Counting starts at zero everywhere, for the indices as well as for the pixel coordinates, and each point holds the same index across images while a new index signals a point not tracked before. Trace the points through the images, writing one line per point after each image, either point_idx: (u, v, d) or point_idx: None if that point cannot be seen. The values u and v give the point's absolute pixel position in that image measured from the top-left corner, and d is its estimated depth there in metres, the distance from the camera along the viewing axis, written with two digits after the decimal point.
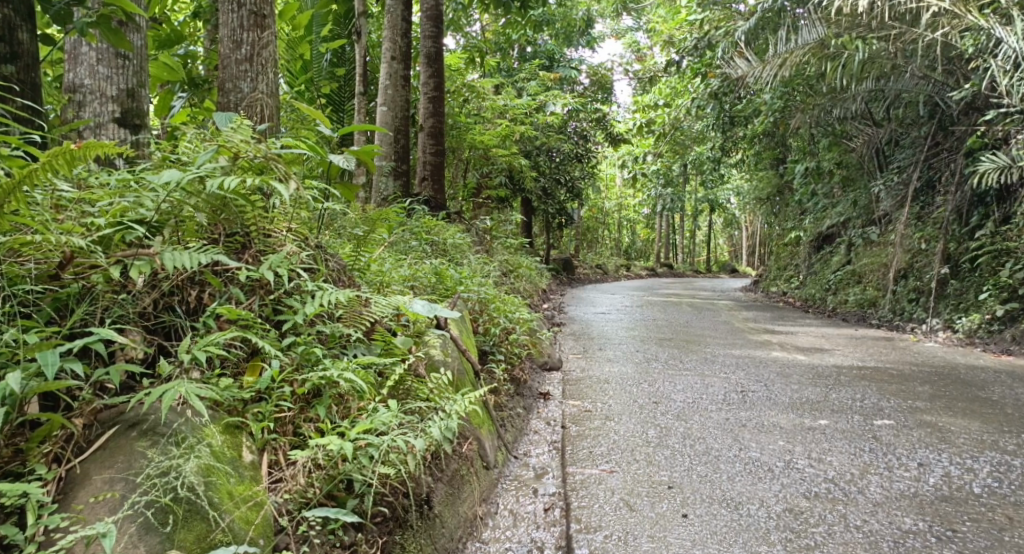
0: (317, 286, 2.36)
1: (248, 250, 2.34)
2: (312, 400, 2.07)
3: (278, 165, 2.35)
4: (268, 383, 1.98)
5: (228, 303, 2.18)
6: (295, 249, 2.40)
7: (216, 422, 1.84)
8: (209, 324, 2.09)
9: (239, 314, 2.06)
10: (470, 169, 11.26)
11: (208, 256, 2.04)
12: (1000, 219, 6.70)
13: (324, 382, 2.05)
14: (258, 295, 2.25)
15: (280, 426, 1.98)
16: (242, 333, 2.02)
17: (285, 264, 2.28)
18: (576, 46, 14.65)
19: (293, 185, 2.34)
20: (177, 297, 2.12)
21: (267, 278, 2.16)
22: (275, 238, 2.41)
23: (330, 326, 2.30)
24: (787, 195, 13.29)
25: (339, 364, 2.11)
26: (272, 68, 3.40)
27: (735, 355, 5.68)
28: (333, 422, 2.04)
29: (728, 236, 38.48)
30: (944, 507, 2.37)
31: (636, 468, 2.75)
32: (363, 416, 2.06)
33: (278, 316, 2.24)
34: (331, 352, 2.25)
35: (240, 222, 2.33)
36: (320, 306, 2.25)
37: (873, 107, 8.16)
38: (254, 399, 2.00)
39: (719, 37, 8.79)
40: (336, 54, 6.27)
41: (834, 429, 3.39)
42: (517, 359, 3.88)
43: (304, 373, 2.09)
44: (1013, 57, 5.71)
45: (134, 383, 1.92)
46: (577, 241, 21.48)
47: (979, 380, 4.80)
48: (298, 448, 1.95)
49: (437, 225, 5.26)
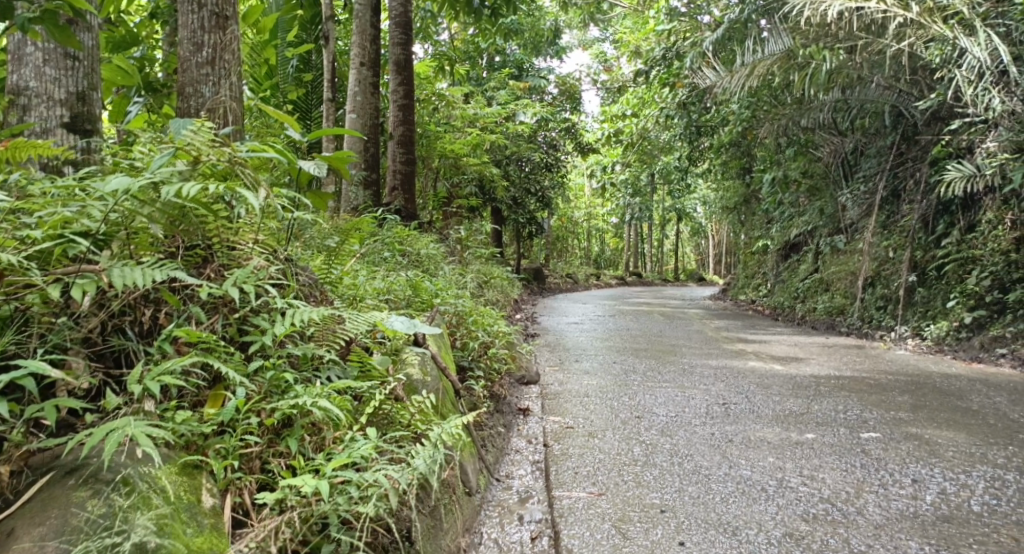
0: (287, 302, 2.19)
1: (210, 264, 2.17)
2: (282, 431, 1.89)
3: (247, 172, 2.20)
4: (232, 414, 1.80)
5: (187, 323, 2.01)
6: (263, 264, 2.22)
7: (171, 462, 1.66)
8: (165, 349, 1.89)
9: (199, 336, 1.88)
10: (440, 179, 11.09)
11: (163, 272, 1.86)
12: (965, 227, 6.76)
13: (296, 411, 1.88)
14: (220, 313, 2.08)
15: (246, 462, 1.80)
16: (202, 358, 1.84)
17: (252, 280, 2.11)
18: (544, 55, 14.59)
19: (262, 193, 2.19)
20: (129, 317, 1.93)
21: (232, 296, 1.99)
22: (241, 250, 2.23)
23: (301, 347, 2.13)
24: (755, 204, 13.39)
25: (311, 390, 1.94)
26: (237, 73, 3.21)
27: (712, 365, 5.60)
28: (306, 456, 1.87)
29: (695, 245, 38.86)
30: (947, 529, 2.32)
31: (625, 491, 2.61)
32: (339, 448, 1.89)
33: (243, 337, 2.06)
34: (302, 376, 2.08)
35: (201, 233, 2.15)
36: (290, 326, 2.07)
37: (839, 117, 8.22)
38: (216, 433, 1.81)
39: (686, 47, 8.81)
40: (303, 60, 6.06)
41: (822, 443, 3.31)
42: (496, 375, 3.73)
43: (273, 401, 1.92)
44: (976, 67, 5.77)
45: (75, 420, 1.73)
46: (546, 251, 21.40)
47: (954, 388, 4.79)
48: (266, 487, 1.78)
49: (410, 235, 5.08)
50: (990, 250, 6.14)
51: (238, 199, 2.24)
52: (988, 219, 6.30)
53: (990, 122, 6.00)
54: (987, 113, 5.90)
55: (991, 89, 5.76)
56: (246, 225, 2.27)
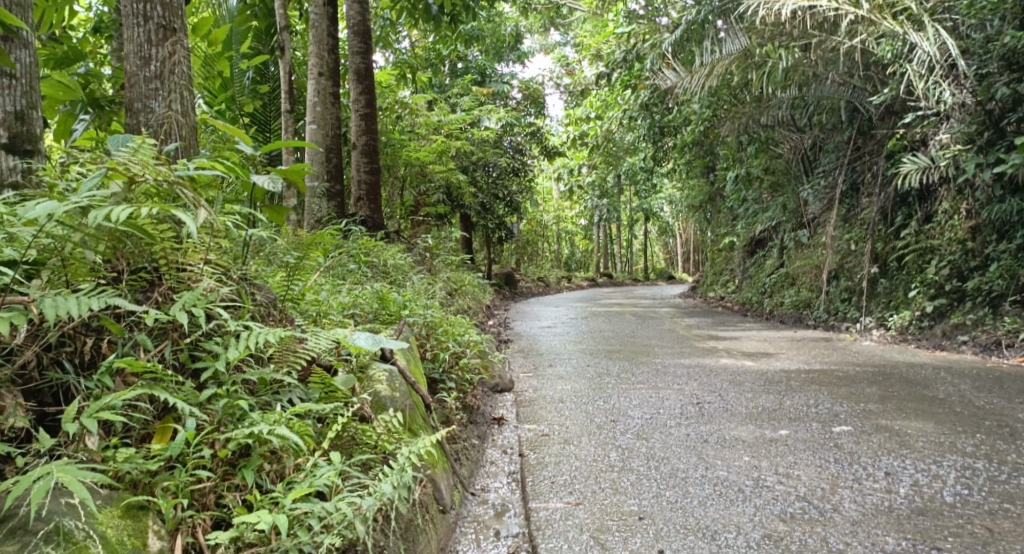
0: (241, 324, 2.12)
1: (157, 288, 2.08)
2: (238, 462, 1.81)
3: (186, 192, 2.12)
4: (181, 447, 1.72)
5: (133, 351, 1.92)
6: (213, 285, 2.13)
7: (113, 505, 1.56)
8: (105, 382, 1.81)
9: (144, 366, 1.80)
10: (406, 188, 11.00)
11: (100, 301, 1.77)
12: (923, 218, 6.89)
13: (251, 441, 1.80)
14: (169, 339, 1.99)
15: (199, 498, 1.70)
16: (146, 390, 1.76)
17: (202, 303, 2.03)
18: (506, 60, 14.57)
19: (203, 213, 2.10)
20: (67, 348, 1.84)
21: (180, 321, 1.90)
22: (190, 271, 2.14)
23: (258, 372, 2.05)
24: (720, 202, 13.54)
25: (268, 417, 1.86)
26: (188, 86, 3.11)
27: (684, 364, 5.61)
28: (264, 488, 1.79)
29: (663, 244, 39.23)
30: (923, 522, 2.33)
31: (602, 499, 2.57)
32: (300, 477, 1.82)
33: (195, 363, 1.98)
34: (260, 401, 2.01)
35: (147, 255, 2.06)
36: (245, 349, 1.99)
37: (798, 114, 8.35)
38: (165, 469, 1.72)
39: (646, 49, 8.86)
40: (259, 70, 5.95)
41: (796, 439, 3.32)
42: (468, 385, 3.66)
43: (226, 431, 1.83)
44: (927, 61, 5.88)
45: (7, 466, 1.62)
46: (517, 255, 21.37)
47: (921, 376, 4.87)
48: (221, 524, 1.70)
49: (375, 245, 5.00)
50: (948, 240, 6.27)
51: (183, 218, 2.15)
52: (945, 209, 6.43)
53: (942, 114, 6.13)
54: (939, 105, 6.03)
55: (941, 82, 5.86)
56: (196, 246, 2.18)
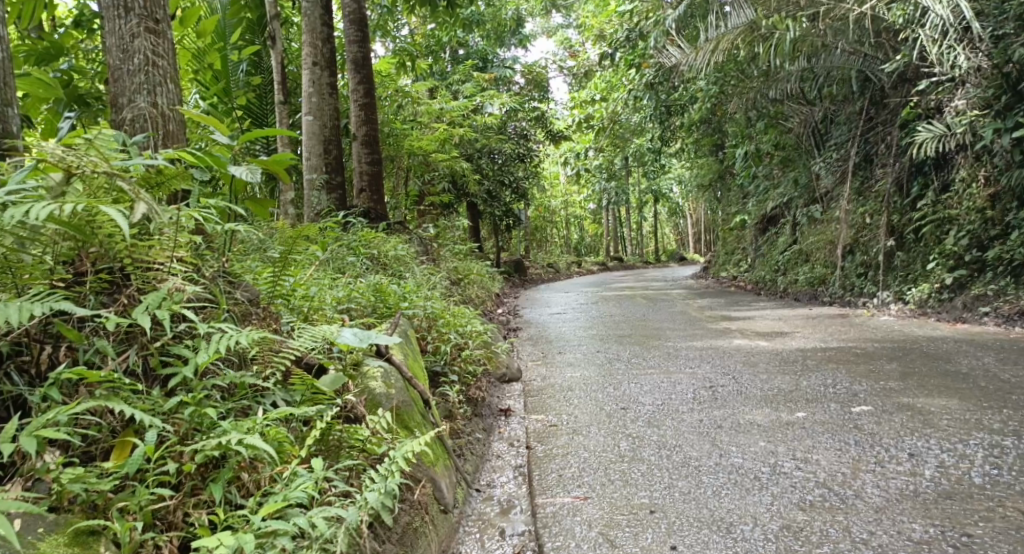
0: (213, 327, 2.03)
1: (123, 290, 1.99)
2: (208, 474, 1.72)
3: (126, 183, 2.00)
4: (139, 463, 1.62)
5: (94, 360, 1.83)
6: (180, 283, 2.03)
7: (60, 532, 1.47)
8: (50, 395, 1.69)
9: (99, 376, 1.70)
10: (411, 177, 10.88)
11: (43, 306, 1.69)
12: (940, 188, 6.68)
13: (221, 452, 1.71)
14: (134, 346, 1.90)
15: (165, 517, 1.61)
16: (100, 402, 1.67)
17: (168, 305, 1.94)
18: (508, 45, 14.36)
19: (144, 205, 1.98)
20: (24, 358, 1.77)
21: (143, 325, 1.82)
22: (158, 270, 2.05)
23: (229, 377, 1.97)
24: (729, 179, 13.32)
25: (240, 426, 1.79)
26: (173, 80, 2.92)
27: (697, 347, 5.48)
28: (234, 503, 1.69)
29: (674, 225, 38.93)
30: (951, 507, 2.20)
31: (611, 492, 2.47)
32: (276, 488, 1.73)
33: (164, 368, 1.89)
34: (235, 407, 1.94)
35: (112, 255, 1.98)
36: (216, 352, 1.91)
37: (807, 86, 8.13)
38: (134, 486, 1.62)
39: (650, 27, 8.65)
40: (252, 63, 5.87)
41: (814, 421, 3.19)
42: (472, 377, 3.57)
43: (194, 442, 1.74)
44: (940, 25, 5.70)
45: None
46: (526, 242, 21.19)
47: (942, 351, 4.71)
48: (187, 545, 1.59)
49: (376, 237, 4.89)
50: (967, 209, 6.08)
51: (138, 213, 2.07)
52: (962, 177, 6.22)
53: (958, 79, 5.93)
54: (953, 71, 5.84)
55: (955, 46, 5.69)
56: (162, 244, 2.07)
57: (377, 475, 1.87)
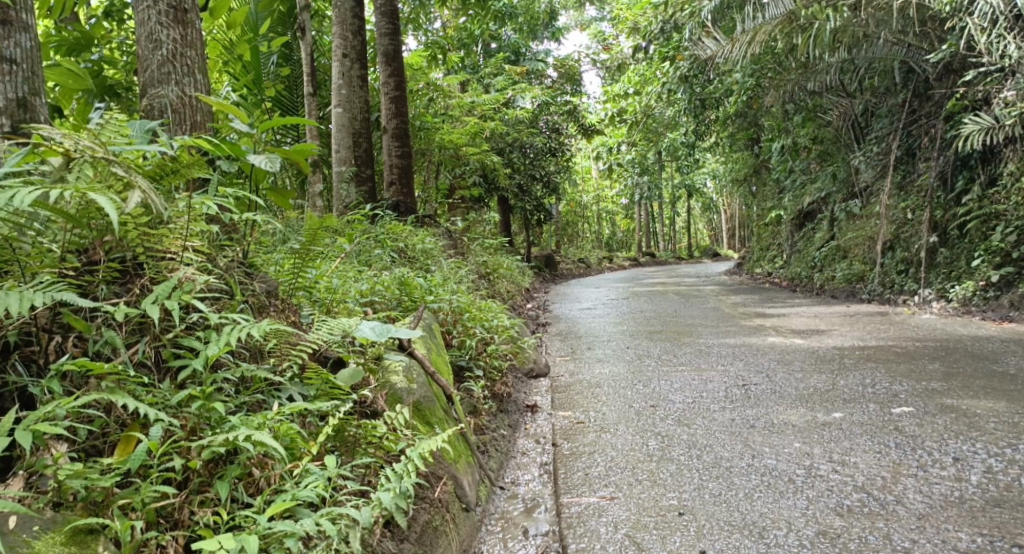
0: (225, 318, 2.02)
1: (136, 280, 2.01)
2: (215, 470, 1.70)
3: (121, 168, 1.94)
4: (141, 459, 1.59)
5: (103, 351, 1.83)
6: (191, 274, 2.04)
7: (56, 530, 1.44)
8: (53, 387, 1.69)
9: (104, 368, 1.68)
10: (441, 172, 10.86)
11: (46, 296, 1.68)
12: (987, 181, 6.39)
13: (229, 448, 1.69)
14: (145, 338, 1.89)
15: (169, 515, 1.59)
16: (103, 395, 1.65)
17: (177, 296, 1.93)
18: (540, 38, 14.24)
19: (139, 193, 1.93)
20: (35, 348, 1.77)
21: (152, 317, 1.80)
22: (170, 260, 2.07)
23: (240, 370, 1.95)
24: (765, 174, 13.05)
25: (250, 421, 1.76)
26: (201, 71, 2.88)
27: (730, 344, 5.35)
28: (241, 502, 1.67)
29: (707, 221, 38.40)
30: (1000, 515, 2.08)
31: (639, 492, 2.40)
32: (284, 488, 1.71)
33: (175, 361, 1.89)
34: (248, 403, 1.92)
35: (126, 245, 1.99)
36: (227, 345, 1.89)
37: (847, 78, 7.88)
38: (139, 484, 1.59)
39: (684, 18, 8.48)
40: (282, 55, 6.05)
41: (851, 422, 3.07)
42: (498, 372, 3.52)
43: (201, 437, 1.72)
44: (990, 13, 5.60)
45: None
46: (558, 237, 21.06)
47: (988, 351, 4.52)
48: (192, 544, 1.57)
49: (403, 229, 4.88)
50: (1015, 204, 5.83)
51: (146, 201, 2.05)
52: (1011, 170, 5.97)
53: (1008, 69, 5.69)
54: (1003, 60, 5.63)
55: (1005, 35, 5.57)
56: (173, 234, 2.07)
57: (392, 475, 1.86)
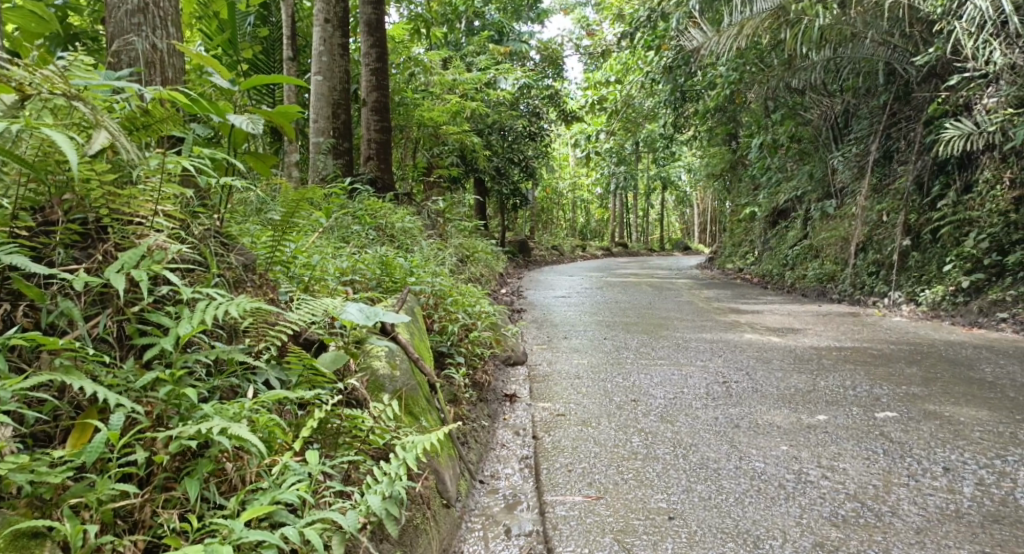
0: (199, 293, 1.87)
1: (101, 244, 1.84)
2: (183, 466, 1.56)
3: (86, 108, 1.78)
4: (99, 451, 1.45)
5: (58, 324, 1.67)
6: (164, 242, 1.89)
7: None
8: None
9: (59, 346, 1.53)
10: (419, 150, 10.60)
11: None
12: (962, 188, 6.43)
13: (200, 441, 1.55)
14: (104, 312, 1.73)
15: (127, 515, 1.44)
16: (57, 375, 1.50)
17: (148, 265, 1.78)
18: (524, 19, 14.00)
19: (106, 135, 1.77)
20: None
21: (116, 288, 1.65)
22: (137, 224, 1.91)
23: (213, 351, 1.79)
24: (741, 170, 13.06)
25: (225, 411, 1.62)
26: (175, 23, 2.66)
27: (707, 339, 5.30)
28: (212, 503, 1.52)
29: (681, 214, 38.69)
30: (1001, 532, 2.02)
31: (625, 493, 2.29)
32: (258, 490, 1.56)
33: (140, 338, 1.73)
34: (224, 387, 1.78)
35: (89, 204, 1.83)
36: (202, 322, 1.75)
37: (831, 77, 7.84)
38: (88, 483, 1.44)
39: (671, 8, 8.34)
40: (260, 16, 5.86)
41: (837, 426, 3.01)
42: (478, 361, 3.40)
43: (168, 427, 1.58)
44: (977, 19, 5.47)
45: None
46: (532, 222, 20.89)
47: (962, 357, 4.53)
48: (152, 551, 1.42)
49: (383, 206, 4.70)
50: (989, 211, 5.86)
51: (113, 152, 1.88)
52: (986, 177, 5.98)
53: (992, 75, 5.72)
54: (988, 66, 5.64)
55: (992, 41, 5.48)
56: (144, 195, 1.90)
57: (379, 476, 1.74)
